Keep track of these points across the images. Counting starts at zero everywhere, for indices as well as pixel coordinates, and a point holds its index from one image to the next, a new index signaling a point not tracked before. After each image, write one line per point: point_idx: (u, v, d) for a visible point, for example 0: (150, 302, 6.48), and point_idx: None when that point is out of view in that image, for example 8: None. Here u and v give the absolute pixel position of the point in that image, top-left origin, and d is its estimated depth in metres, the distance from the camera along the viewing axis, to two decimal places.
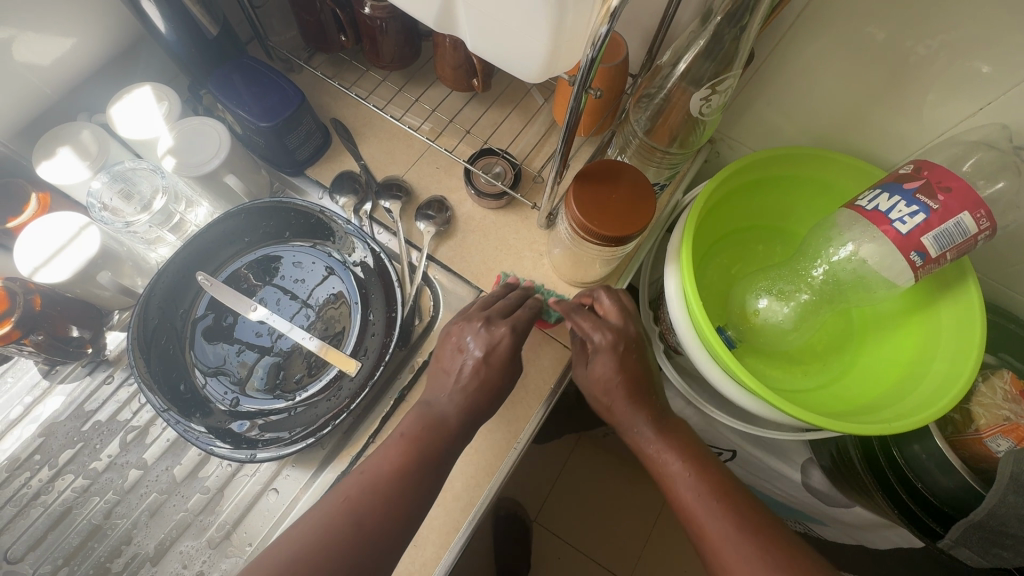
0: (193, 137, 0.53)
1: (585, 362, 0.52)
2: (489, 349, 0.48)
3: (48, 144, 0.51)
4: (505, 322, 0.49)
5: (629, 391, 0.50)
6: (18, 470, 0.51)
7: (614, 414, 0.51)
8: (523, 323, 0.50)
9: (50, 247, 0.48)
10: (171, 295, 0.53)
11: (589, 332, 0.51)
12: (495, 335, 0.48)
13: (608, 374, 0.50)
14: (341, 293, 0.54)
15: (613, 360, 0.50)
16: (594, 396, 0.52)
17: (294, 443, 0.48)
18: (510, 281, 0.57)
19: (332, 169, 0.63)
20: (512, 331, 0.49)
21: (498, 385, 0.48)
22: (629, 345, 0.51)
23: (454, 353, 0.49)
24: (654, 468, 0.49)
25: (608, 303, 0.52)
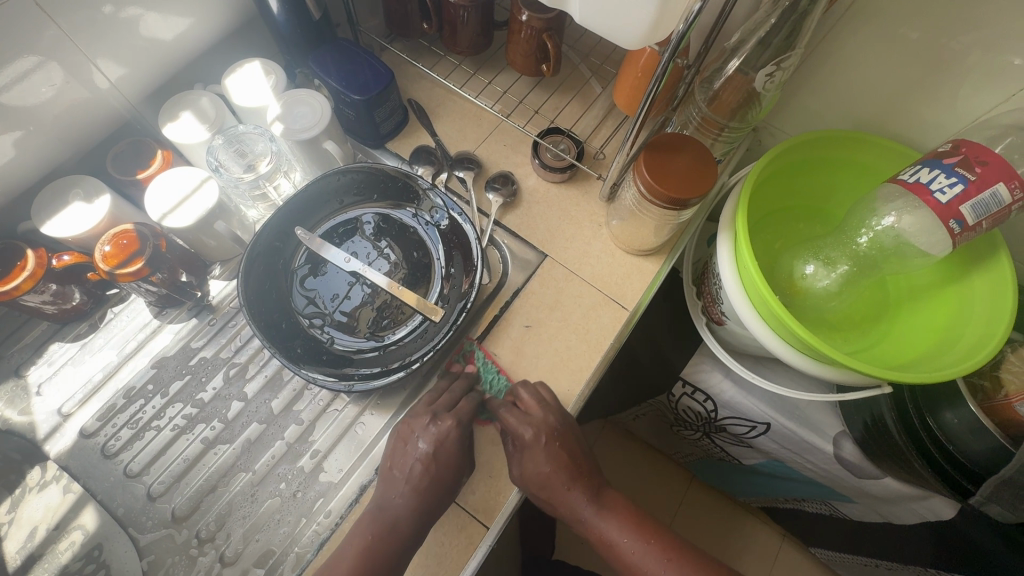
0: (298, 105, 0.58)
1: (517, 462, 0.54)
2: (435, 446, 0.51)
3: (172, 108, 0.58)
4: (448, 417, 0.53)
5: (566, 475, 0.56)
6: (134, 397, 0.56)
7: (555, 501, 0.56)
8: (466, 415, 0.54)
9: (177, 196, 0.54)
10: (275, 244, 0.58)
11: (516, 427, 0.54)
12: (441, 431, 0.52)
13: (550, 484, 0.55)
14: (425, 250, 0.60)
15: (542, 455, 0.54)
16: (534, 495, 0.55)
17: (386, 376, 0.54)
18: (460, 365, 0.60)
19: (409, 144, 0.69)
20: (456, 424, 0.53)
21: (449, 475, 0.51)
22: (553, 438, 0.54)
23: (405, 450, 0.52)
24: (604, 548, 0.56)
25: (528, 397, 0.55)
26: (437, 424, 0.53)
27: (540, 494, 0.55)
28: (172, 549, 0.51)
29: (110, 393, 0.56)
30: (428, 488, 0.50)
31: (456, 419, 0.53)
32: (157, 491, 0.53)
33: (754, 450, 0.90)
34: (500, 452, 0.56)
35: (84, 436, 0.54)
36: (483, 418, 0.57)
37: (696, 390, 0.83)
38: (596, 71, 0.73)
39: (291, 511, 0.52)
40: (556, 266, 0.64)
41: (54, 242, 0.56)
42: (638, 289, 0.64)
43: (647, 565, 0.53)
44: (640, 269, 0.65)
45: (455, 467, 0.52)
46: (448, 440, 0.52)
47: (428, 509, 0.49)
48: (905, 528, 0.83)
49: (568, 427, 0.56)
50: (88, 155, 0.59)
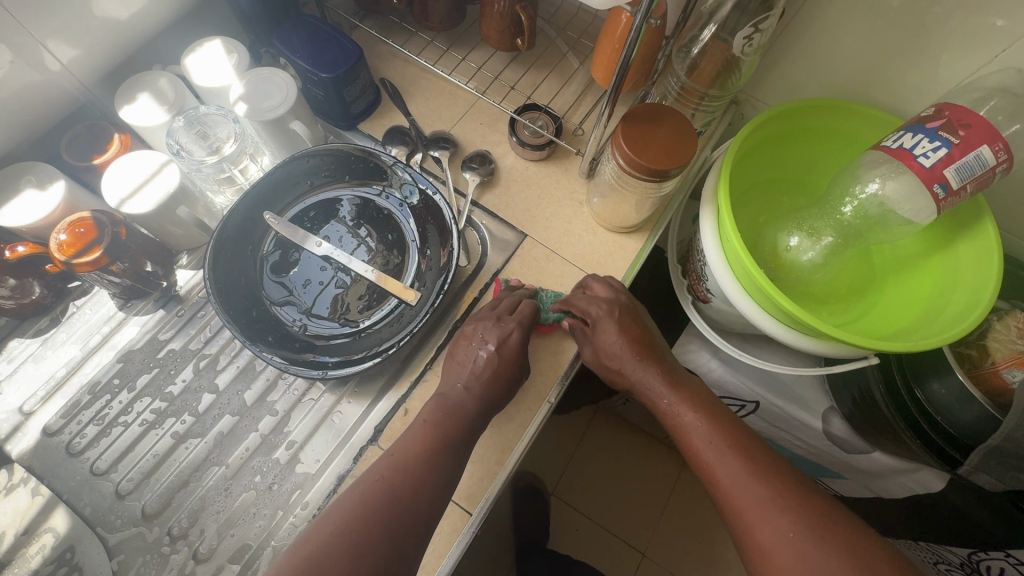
0: (262, 83, 0.56)
1: (589, 338, 0.57)
2: (501, 343, 0.52)
3: (128, 90, 0.55)
4: (512, 318, 0.53)
5: (638, 350, 0.56)
6: (100, 392, 0.54)
7: (627, 373, 0.56)
8: (528, 319, 0.54)
9: (135, 180, 0.52)
10: (242, 230, 0.56)
11: (586, 307, 0.55)
12: (507, 330, 0.52)
13: (613, 360, 0.56)
14: (400, 232, 0.59)
15: (614, 327, 0.55)
16: (601, 364, 0.57)
17: (362, 361, 0.52)
18: (511, 283, 0.58)
19: (382, 124, 0.67)
20: (519, 326, 0.53)
21: (511, 371, 0.52)
22: (626, 313, 0.56)
23: (467, 350, 0.53)
24: (675, 428, 0.53)
25: (598, 286, 0.58)
26: (500, 323, 0.53)
27: (608, 362, 0.56)
28: (144, 547, 0.49)
29: (74, 389, 0.54)
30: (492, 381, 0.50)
31: (523, 322, 0.54)
32: (126, 489, 0.51)
33: (744, 429, 0.89)
34: None
35: (49, 435, 0.52)
36: (546, 322, 0.57)
37: (684, 371, 0.82)
38: (573, 45, 0.71)
39: (267, 504, 0.51)
40: (536, 246, 0.62)
41: (8, 232, 0.53)
42: (620, 267, 0.62)
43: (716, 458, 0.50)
44: (622, 246, 0.63)
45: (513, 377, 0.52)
46: (511, 338, 0.52)
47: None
48: (895, 503, 0.83)
49: (632, 314, 0.57)
50: (41, 142, 0.56)
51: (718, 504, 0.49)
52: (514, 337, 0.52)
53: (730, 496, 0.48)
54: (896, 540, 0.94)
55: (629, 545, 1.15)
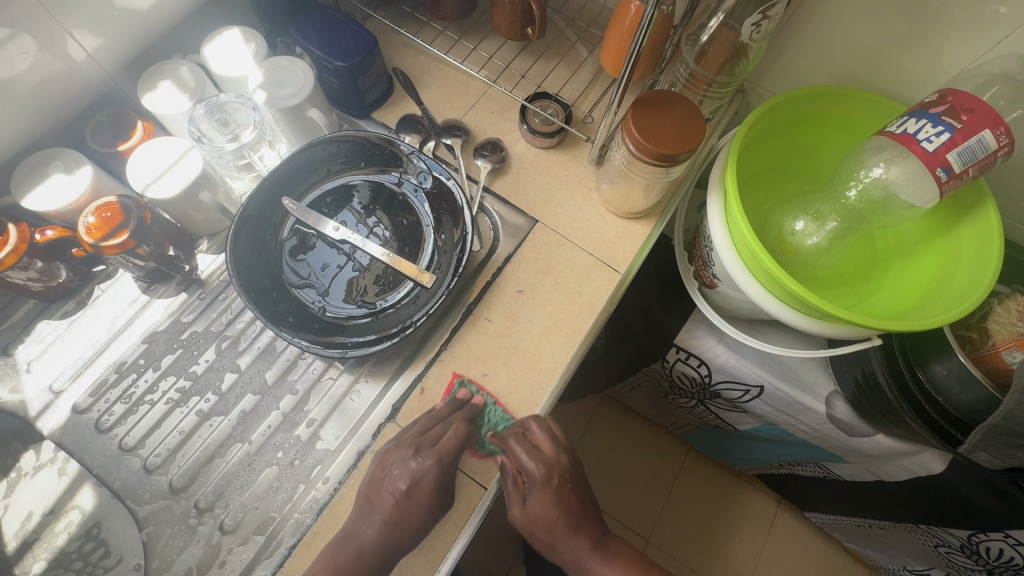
0: (280, 73, 0.57)
1: (523, 501, 0.57)
2: (412, 484, 0.48)
3: (151, 78, 0.57)
4: (432, 453, 0.49)
5: (569, 521, 0.59)
6: (126, 372, 0.56)
7: (560, 549, 0.61)
8: (450, 453, 0.50)
9: (159, 166, 0.53)
10: (262, 215, 0.57)
11: (523, 461, 0.54)
12: (422, 467, 0.48)
13: (551, 526, 0.58)
14: (415, 217, 0.60)
15: (550, 494, 0.57)
16: (529, 531, 0.59)
17: (379, 342, 0.54)
18: (460, 395, 0.55)
19: (395, 113, 0.68)
20: (438, 463, 0.49)
21: (423, 515, 0.48)
22: (563, 475, 0.58)
23: (380, 481, 0.49)
24: None
25: (540, 432, 0.54)
26: (416, 458, 0.49)
27: (540, 533, 0.58)
28: (171, 519, 0.51)
29: (100, 369, 0.56)
30: (398, 525, 0.47)
31: (437, 463, 0.49)
32: (154, 464, 0.53)
33: (748, 414, 0.91)
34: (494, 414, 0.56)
35: (77, 413, 0.54)
36: (482, 452, 0.53)
37: (690, 356, 0.84)
38: (582, 35, 0.72)
39: (289, 478, 0.52)
40: (547, 231, 0.64)
41: (36, 216, 0.55)
42: (629, 251, 0.64)
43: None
44: (631, 232, 0.65)
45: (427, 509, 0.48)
46: (426, 479, 0.48)
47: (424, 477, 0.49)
48: (895, 485, 0.85)
49: (564, 474, 0.58)
50: (66, 129, 0.57)
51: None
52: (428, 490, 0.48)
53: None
54: (897, 524, 0.96)
55: None
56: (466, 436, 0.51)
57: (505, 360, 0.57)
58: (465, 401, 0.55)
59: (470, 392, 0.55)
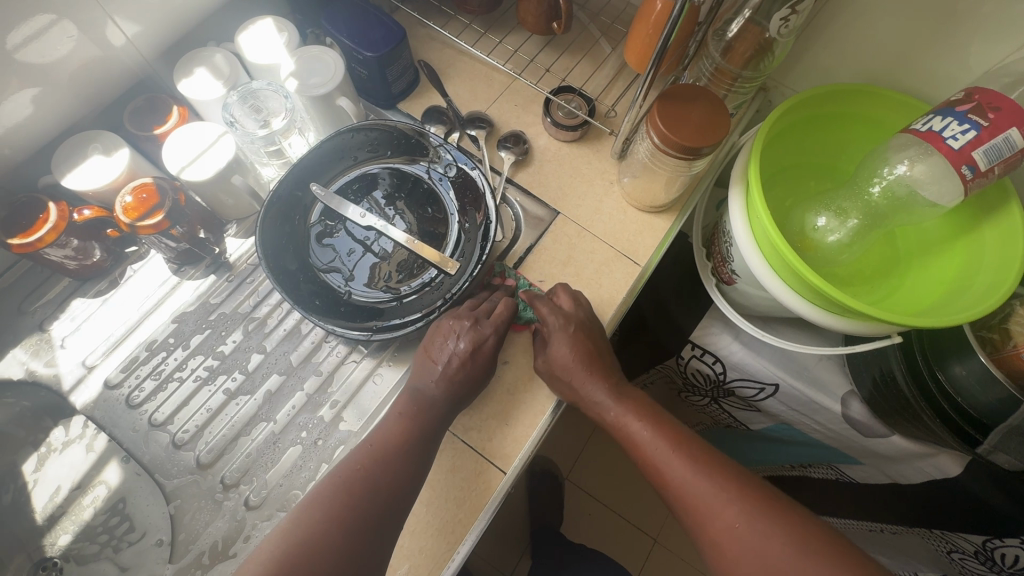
0: (312, 61, 0.59)
1: (544, 349, 0.56)
2: (475, 345, 0.52)
3: (187, 65, 0.58)
4: (489, 322, 0.54)
5: (587, 363, 0.55)
6: (156, 349, 0.57)
7: (575, 396, 0.55)
8: (505, 323, 0.55)
9: (194, 150, 0.55)
10: (291, 200, 0.59)
11: (547, 316, 0.55)
12: (484, 334, 0.53)
13: (570, 378, 0.54)
14: (440, 205, 0.61)
15: (567, 342, 0.54)
16: (552, 378, 0.55)
17: (403, 326, 0.55)
18: (497, 278, 0.61)
19: (421, 104, 0.69)
20: (496, 332, 0.54)
21: (482, 371, 0.53)
22: (582, 328, 0.55)
23: (443, 345, 0.53)
24: (618, 433, 0.55)
25: (565, 296, 0.58)
26: (477, 326, 0.53)
27: (557, 380, 0.55)
28: (198, 493, 0.53)
29: (131, 346, 0.57)
30: (464, 383, 0.51)
31: (491, 344, 0.53)
32: (182, 440, 0.54)
33: (762, 413, 0.91)
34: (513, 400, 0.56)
35: (109, 388, 0.56)
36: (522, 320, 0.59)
37: (705, 353, 0.84)
38: (605, 31, 0.73)
39: (313, 457, 0.54)
40: (568, 223, 0.65)
41: (74, 196, 0.56)
42: (650, 245, 0.64)
43: (661, 457, 0.52)
44: (652, 225, 0.65)
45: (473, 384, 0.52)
46: (486, 343, 0.53)
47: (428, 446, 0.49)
48: (909, 488, 0.85)
49: (597, 332, 0.57)
50: (103, 112, 0.59)
51: (672, 503, 0.51)
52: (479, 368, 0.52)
53: (677, 486, 0.50)
54: (911, 529, 0.94)
55: (639, 528, 1.18)
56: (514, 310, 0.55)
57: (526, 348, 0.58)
58: (499, 285, 0.61)
59: (511, 277, 0.61)
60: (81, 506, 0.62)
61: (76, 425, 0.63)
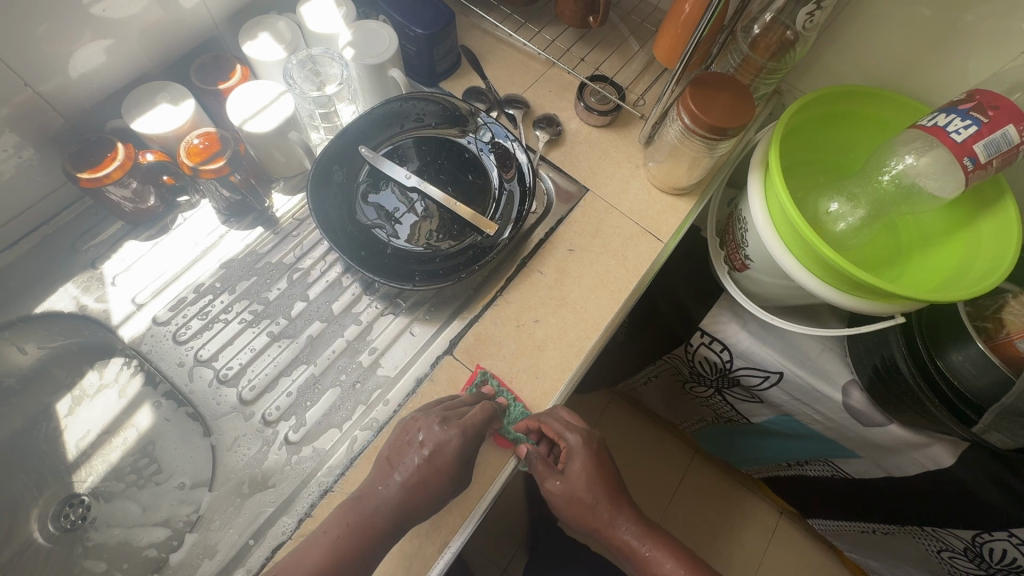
0: (369, 34, 0.63)
1: (558, 474, 0.59)
2: (435, 450, 0.48)
3: (252, 29, 0.62)
4: (457, 424, 0.49)
5: (607, 492, 0.60)
6: (203, 292, 0.60)
7: (599, 519, 0.60)
8: (475, 427, 0.50)
9: (257, 104, 0.58)
10: (341, 158, 0.63)
11: (562, 434, 0.57)
12: (445, 437, 0.48)
13: (586, 496, 0.59)
14: (481, 174, 0.65)
15: (587, 464, 0.59)
16: (572, 501, 0.59)
17: (444, 279, 0.58)
18: (482, 389, 0.56)
19: (462, 84, 0.74)
20: (462, 435, 0.49)
21: (440, 485, 0.48)
22: (594, 447, 0.60)
23: (404, 447, 0.50)
24: (648, 569, 0.61)
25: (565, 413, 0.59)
26: (443, 428, 0.49)
27: (580, 499, 0.59)
28: (241, 426, 0.55)
29: (180, 288, 0.60)
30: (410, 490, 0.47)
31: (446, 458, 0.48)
32: (226, 376, 0.57)
33: (764, 405, 0.94)
34: (543, 358, 0.59)
35: (157, 324, 0.58)
36: (506, 438, 0.54)
37: (713, 341, 0.88)
38: (636, 30, 0.78)
39: (349, 399, 0.56)
40: (597, 200, 0.69)
41: (140, 141, 0.60)
42: (672, 224, 0.68)
43: None
44: (674, 206, 0.69)
45: (450, 479, 0.49)
46: (449, 448, 0.48)
47: (444, 468, 0.48)
48: (902, 485, 0.88)
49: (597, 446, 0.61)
50: (170, 67, 0.63)
51: None
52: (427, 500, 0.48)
53: None
54: (901, 528, 0.98)
55: None
56: (486, 420, 0.50)
57: (557, 310, 0.61)
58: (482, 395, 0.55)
59: (492, 388, 0.56)
60: (112, 447, 0.63)
61: (110, 370, 0.65)
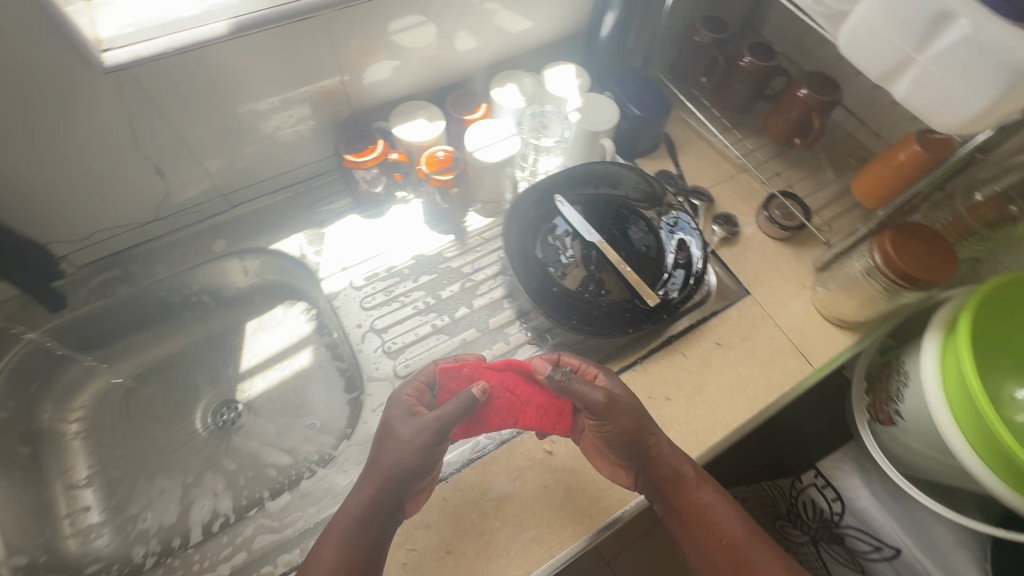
0: (596, 105, 0.72)
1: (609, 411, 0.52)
2: (402, 443, 0.50)
3: (503, 79, 0.74)
4: (422, 418, 0.51)
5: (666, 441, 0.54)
6: (393, 273, 0.70)
7: (662, 468, 0.53)
8: (436, 420, 0.51)
9: (492, 138, 0.69)
10: (539, 201, 0.71)
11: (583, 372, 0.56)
12: (410, 432, 0.50)
13: (652, 438, 0.53)
14: (656, 248, 0.69)
15: (628, 398, 0.54)
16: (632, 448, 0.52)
17: (598, 330, 0.63)
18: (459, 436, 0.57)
19: (656, 165, 0.80)
20: (428, 429, 0.50)
21: (407, 474, 0.50)
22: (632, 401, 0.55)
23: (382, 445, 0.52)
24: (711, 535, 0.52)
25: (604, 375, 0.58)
26: (412, 420, 0.51)
27: (638, 442, 0.52)
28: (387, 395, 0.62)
29: (378, 265, 0.70)
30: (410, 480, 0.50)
31: (392, 471, 0.49)
32: (390, 348, 0.65)
33: None
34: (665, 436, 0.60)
35: (352, 287, 0.69)
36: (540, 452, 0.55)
37: (828, 486, 0.82)
38: (837, 160, 0.80)
39: None
40: (755, 305, 0.70)
41: (392, 142, 0.73)
42: (827, 353, 0.67)
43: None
44: (834, 337, 0.68)
45: (422, 463, 0.50)
46: (413, 447, 0.50)
47: (408, 462, 0.50)
48: None
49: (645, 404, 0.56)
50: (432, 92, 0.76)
51: None
52: (386, 508, 0.50)
53: None
54: None
55: None
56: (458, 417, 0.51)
57: (687, 395, 0.63)
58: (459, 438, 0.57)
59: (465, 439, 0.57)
60: (269, 372, 0.74)
61: (292, 309, 0.76)
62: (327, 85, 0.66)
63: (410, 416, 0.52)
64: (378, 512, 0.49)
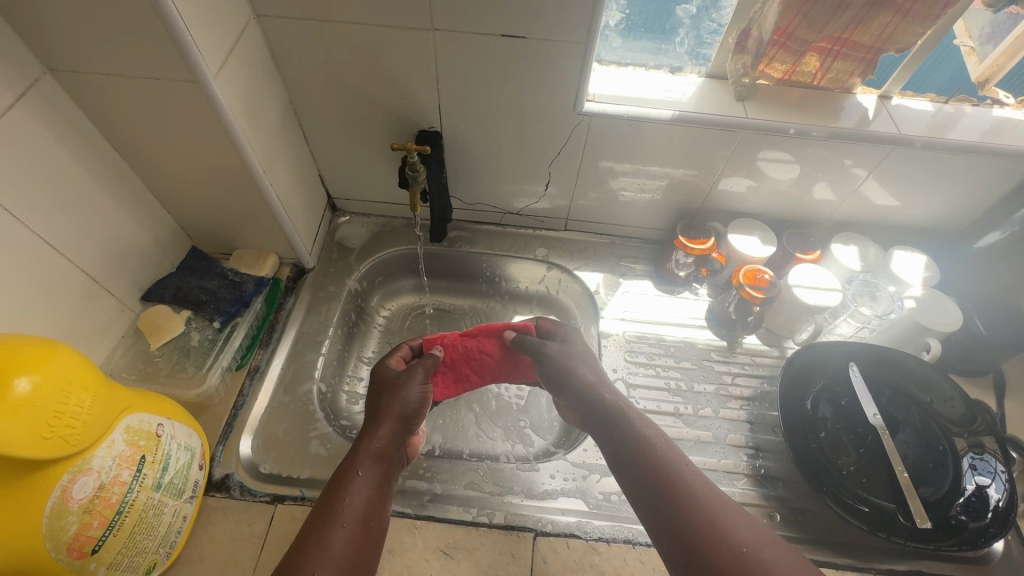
0: (938, 304, 0.70)
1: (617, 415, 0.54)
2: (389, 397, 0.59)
3: (849, 239, 0.77)
4: (405, 381, 0.61)
5: (681, 463, 0.48)
6: (661, 346, 0.76)
7: (673, 484, 0.46)
8: (411, 381, 0.61)
9: (817, 283, 0.71)
10: (830, 360, 0.70)
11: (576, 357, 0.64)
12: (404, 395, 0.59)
13: (662, 448, 0.49)
14: (949, 473, 0.60)
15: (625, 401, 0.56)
16: (630, 452, 0.50)
17: (848, 512, 0.58)
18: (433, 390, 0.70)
19: (976, 391, 0.72)
20: (411, 386, 0.60)
21: (390, 426, 0.56)
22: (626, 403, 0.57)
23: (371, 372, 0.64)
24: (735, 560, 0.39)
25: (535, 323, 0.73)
26: (395, 380, 0.61)
27: (639, 445, 0.50)
28: None
29: (652, 331, 0.77)
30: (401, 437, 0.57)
31: (402, 410, 0.57)
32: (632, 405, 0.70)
33: None
34: None
35: (623, 337, 0.77)
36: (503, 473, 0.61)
37: None
38: None
39: None
40: None
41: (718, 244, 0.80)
42: None
43: None
44: None
45: (405, 416, 0.57)
46: (386, 370, 0.63)
47: (396, 412, 0.57)
48: None
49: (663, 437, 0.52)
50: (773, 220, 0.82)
51: None
52: (399, 441, 0.55)
53: None
54: None
55: None
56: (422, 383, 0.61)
57: None
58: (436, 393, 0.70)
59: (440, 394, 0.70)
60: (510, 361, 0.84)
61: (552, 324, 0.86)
62: (686, 176, 0.74)
63: (398, 383, 0.60)
64: (393, 444, 0.54)
